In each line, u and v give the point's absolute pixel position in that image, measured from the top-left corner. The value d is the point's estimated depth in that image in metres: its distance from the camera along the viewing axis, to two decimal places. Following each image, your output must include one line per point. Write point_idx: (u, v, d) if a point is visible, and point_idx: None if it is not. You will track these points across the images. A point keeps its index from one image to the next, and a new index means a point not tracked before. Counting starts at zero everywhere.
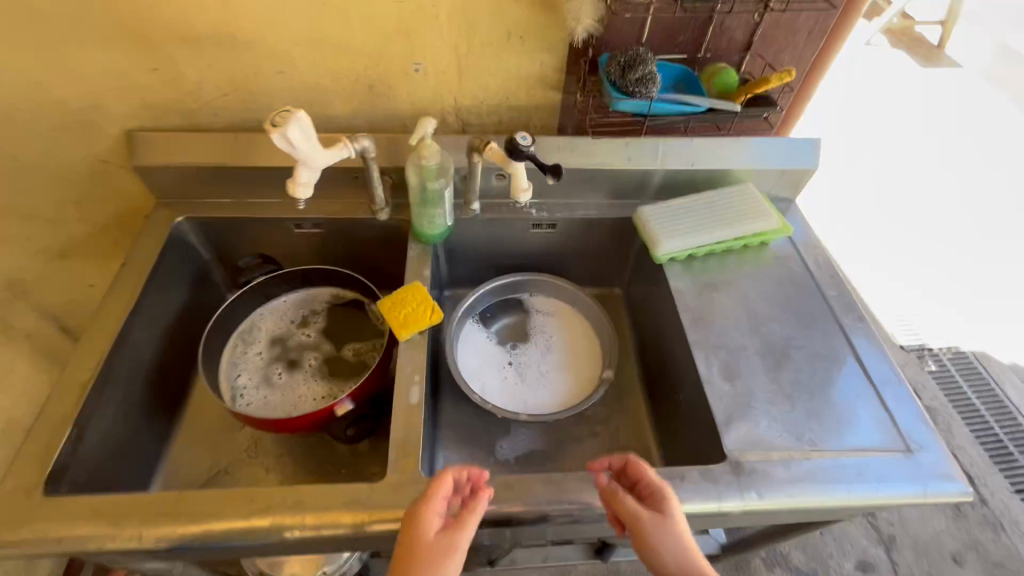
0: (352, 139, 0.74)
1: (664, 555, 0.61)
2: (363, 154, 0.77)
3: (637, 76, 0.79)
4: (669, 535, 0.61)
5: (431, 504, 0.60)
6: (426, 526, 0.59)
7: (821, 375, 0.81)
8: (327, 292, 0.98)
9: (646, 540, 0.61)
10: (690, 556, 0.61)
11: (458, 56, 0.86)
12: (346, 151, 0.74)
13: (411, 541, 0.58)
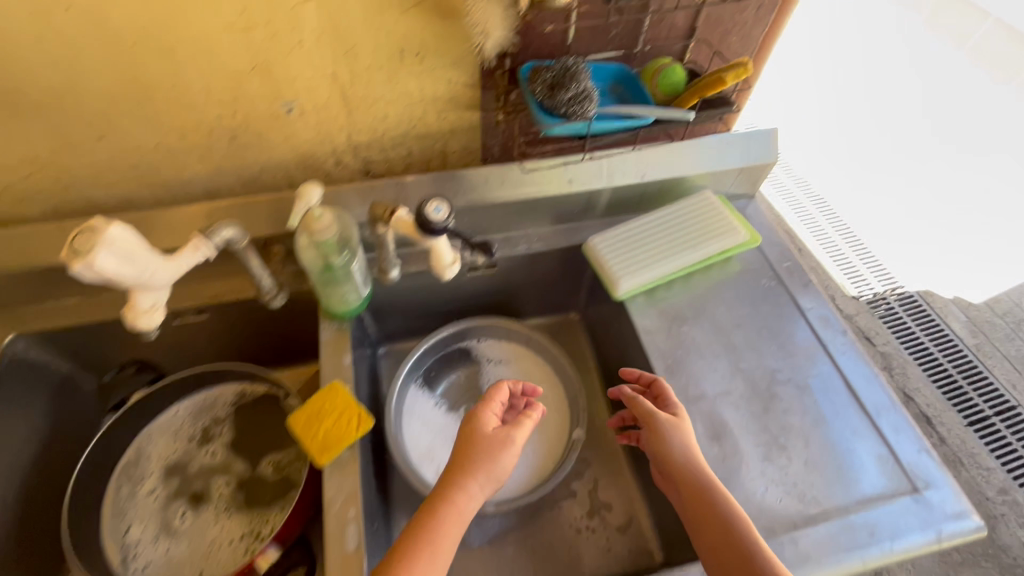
0: (207, 234, 0.55)
1: (674, 445, 0.66)
2: (230, 245, 0.58)
3: (570, 95, 0.64)
4: (679, 430, 0.67)
5: (485, 412, 0.69)
6: (483, 421, 0.68)
7: (814, 415, 0.72)
8: (230, 392, 0.80)
9: (656, 431, 0.68)
10: (694, 454, 0.66)
11: (340, 87, 0.67)
12: (203, 252, 0.56)
13: (469, 432, 0.66)
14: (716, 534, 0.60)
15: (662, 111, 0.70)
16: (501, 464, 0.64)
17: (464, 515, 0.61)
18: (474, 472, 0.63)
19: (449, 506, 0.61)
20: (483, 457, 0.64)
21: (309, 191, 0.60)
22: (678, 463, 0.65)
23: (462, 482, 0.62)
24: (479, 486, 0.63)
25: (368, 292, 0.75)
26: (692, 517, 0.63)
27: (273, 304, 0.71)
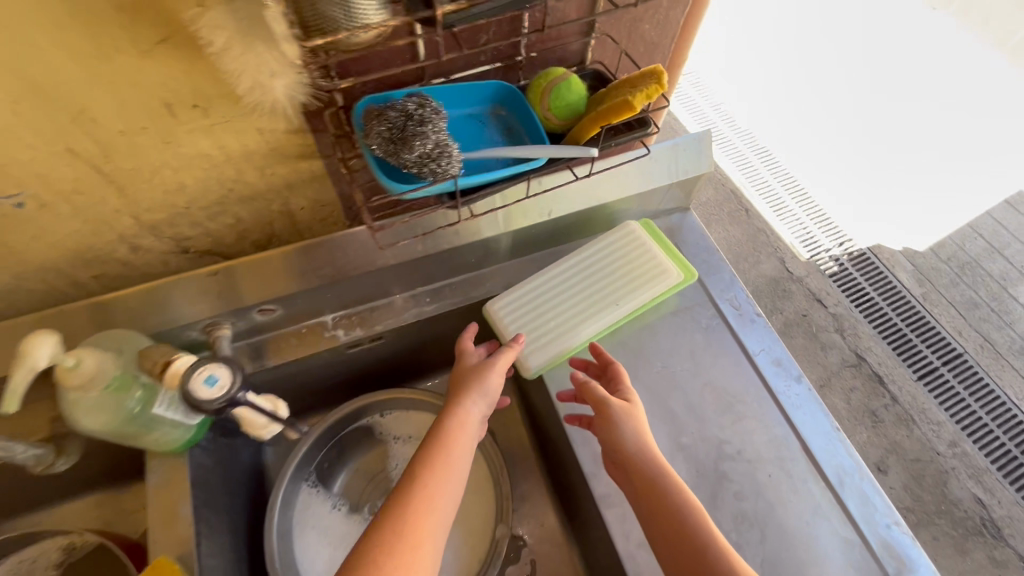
0: None
1: (626, 432, 0.58)
2: None
3: (418, 153, 0.45)
4: (632, 417, 0.59)
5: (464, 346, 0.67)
6: (468, 355, 0.66)
7: (769, 494, 0.61)
8: (53, 549, 0.62)
9: (608, 417, 0.59)
10: (647, 442, 0.58)
11: (90, 164, 0.46)
12: None
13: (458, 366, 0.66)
14: (669, 533, 0.53)
15: (558, 150, 0.52)
16: (492, 386, 0.63)
17: (471, 428, 0.60)
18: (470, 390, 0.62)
19: (456, 423, 0.60)
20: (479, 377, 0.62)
21: (36, 348, 0.43)
22: (629, 454, 0.57)
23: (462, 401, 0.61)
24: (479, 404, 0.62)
25: (202, 420, 0.55)
26: (643, 514, 0.55)
27: (54, 470, 0.57)
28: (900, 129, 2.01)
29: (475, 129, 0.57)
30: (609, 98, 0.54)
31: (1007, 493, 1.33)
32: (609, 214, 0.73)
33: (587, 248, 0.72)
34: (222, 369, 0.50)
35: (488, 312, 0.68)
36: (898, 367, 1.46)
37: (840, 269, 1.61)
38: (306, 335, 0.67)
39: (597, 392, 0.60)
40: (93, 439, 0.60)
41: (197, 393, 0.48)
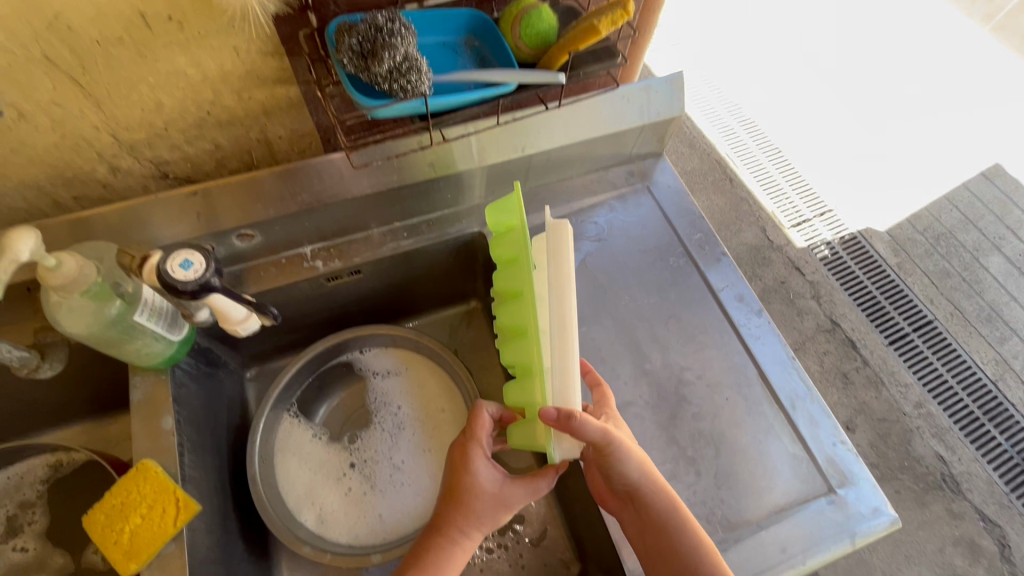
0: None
1: (629, 468, 0.54)
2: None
3: (389, 67, 0.47)
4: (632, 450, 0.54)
5: (482, 462, 0.58)
6: (479, 473, 0.58)
7: (726, 416, 0.64)
8: (39, 466, 0.64)
9: (611, 456, 0.53)
10: (646, 469, 0.55)
11: (67, 74, 0.48)
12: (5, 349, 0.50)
13: (468, 484, 0.58)
14: (665, 559, 0.54)
15: (527, 75, 0.54)
16: (498, 521, 0.59)
17: (469, 553, 0.59)
18: (481, 523, 0.58)
19: (460, 553, 0.58)
20: (493, 519, 0.59)
21: (17, 241, 0.42)
22: (630, 485, 0.55)
23: (474, 535, 0.59)
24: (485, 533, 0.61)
25: (183, 336, 0.58)
26: (645, 542, 0.56)
27: (40, 374, 0.54)
28: (884, 103, 2.03)
29: (448, 57, 0.59)
30: (575, 25, 0.55)
31: (967, 450, 1.38)
32: (582, 153, 0.75)
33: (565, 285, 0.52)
34: (196, 253, 0.50)
35: (550, 448, 0.52)
36: (871, 332, 1.50)
37: (833, 256, 1.61)
38: (284, 265, 0.69)
39: (597, 441, 0.51)
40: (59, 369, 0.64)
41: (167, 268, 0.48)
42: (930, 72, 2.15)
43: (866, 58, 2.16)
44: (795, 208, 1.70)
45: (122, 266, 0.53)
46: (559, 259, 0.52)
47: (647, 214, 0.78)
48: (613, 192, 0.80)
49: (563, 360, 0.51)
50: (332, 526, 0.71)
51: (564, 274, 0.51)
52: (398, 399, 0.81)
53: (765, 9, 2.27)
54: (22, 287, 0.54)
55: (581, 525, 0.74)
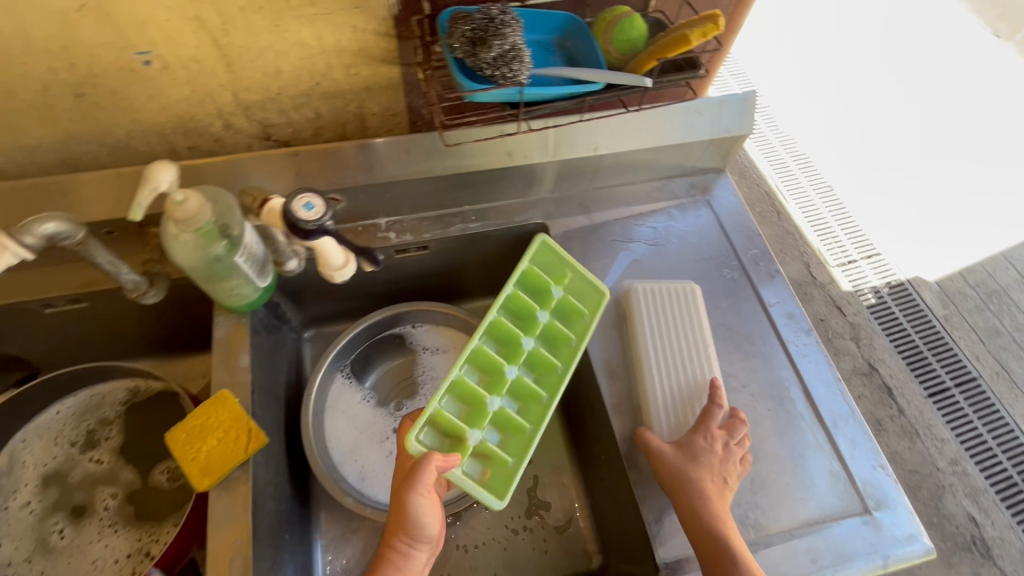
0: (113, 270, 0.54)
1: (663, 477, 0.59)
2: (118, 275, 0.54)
3: (495, 54, 0.51)
4: (674, 465, 0.59)
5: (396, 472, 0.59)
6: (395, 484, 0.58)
7: (766, 426, 0.66)
8: (120, 390, 0.71)
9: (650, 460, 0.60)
10: (683, 483, 0.57)
11: (211, 35, 0.54)
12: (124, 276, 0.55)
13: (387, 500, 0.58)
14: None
15: (615, 76, 0.57)
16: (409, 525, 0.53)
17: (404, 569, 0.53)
18: (392, 529, 0.54)
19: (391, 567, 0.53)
20: (406, 521, 0.52)
21: (160, 172, 0.47)
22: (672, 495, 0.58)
23: (398, 544, 0.53)
24: (423, 545, 0.54)
25: (267, 284, 0.63)
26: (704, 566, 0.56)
27: (146, 300, 0.58)
28: (946, 154, 2.00)
29: (541, 55, 0.63)
30: (665, 34, 0.58)
31: (1001, 515, 1.33)
32: (648, 159, 0.78)
33: (637, 329, 0.69)
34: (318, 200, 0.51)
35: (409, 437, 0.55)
36: (910, 381, 1.46)
37: (879, 300, 1.57)
38: (360, 233, 0.74)
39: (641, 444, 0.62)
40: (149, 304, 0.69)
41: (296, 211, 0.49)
42: (995, 127, 2.11)
43: (931, 108, 2.13)
44: (845, 251, 1.65)
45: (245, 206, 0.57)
46: (631, 307, 0.70)
47: (705, 226, 0.80)
48: (674, 201, 0.82)
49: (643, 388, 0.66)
50: (370, 484, 0.75)
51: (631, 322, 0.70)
52: (443, 376, 0.85)
53: (830, 49, 2.27)
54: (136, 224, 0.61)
55: (608, 518, 0.75)
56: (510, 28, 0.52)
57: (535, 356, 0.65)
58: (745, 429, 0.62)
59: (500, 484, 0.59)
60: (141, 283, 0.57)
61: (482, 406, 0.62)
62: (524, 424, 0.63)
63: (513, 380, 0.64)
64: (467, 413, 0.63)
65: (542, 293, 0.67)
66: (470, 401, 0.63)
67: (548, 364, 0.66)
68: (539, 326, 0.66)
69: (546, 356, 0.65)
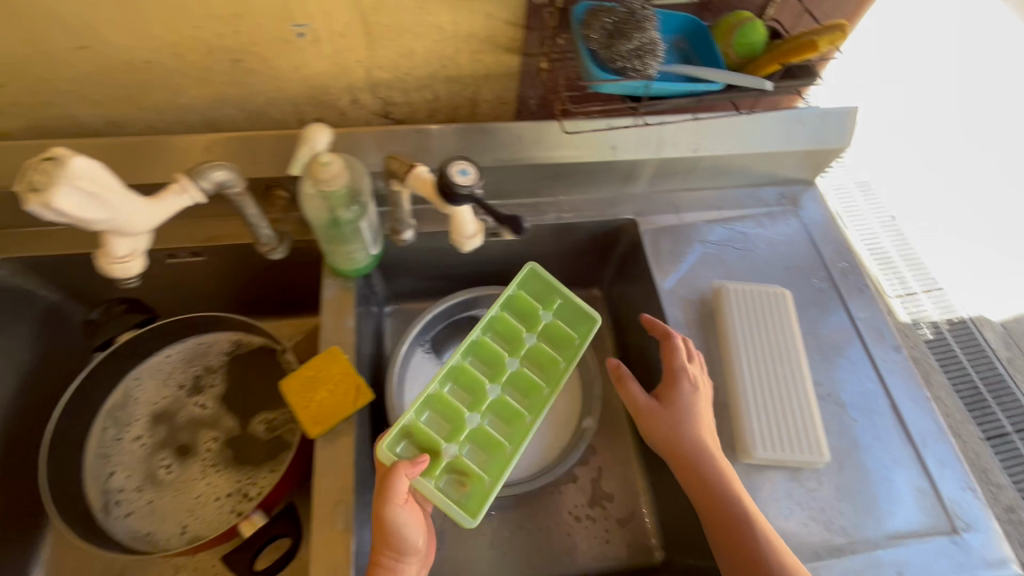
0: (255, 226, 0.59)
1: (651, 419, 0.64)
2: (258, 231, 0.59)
3: (629, 48, 0.54)
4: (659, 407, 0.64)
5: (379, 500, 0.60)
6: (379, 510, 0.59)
7: (852, 436, 0.65)
8: (224, 340, 0.75)
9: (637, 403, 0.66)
10: (674, 425, 0.62)
11: (362, 13, 0.57)
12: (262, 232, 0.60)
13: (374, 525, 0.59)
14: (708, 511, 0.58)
15: (736, 77, 0.59)
16: (391, 541, 0.54)
17: None
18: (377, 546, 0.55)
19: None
20: (388, 535, 0.54)
21: (318, 134, 0.52)
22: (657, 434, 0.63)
23: (384, 561, 0.54)
24: (410, 556, 0.55)
25: (379, 252, 0.67)
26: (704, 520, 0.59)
27: (274, 255, 0.63)
28: None
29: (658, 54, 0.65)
30: (790, 39, 0.60)
31: None
32: (744, 164, 0.79)
33: (727, 334, 0.69)
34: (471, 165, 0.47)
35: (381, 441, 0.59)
36: None
37: None
38: None
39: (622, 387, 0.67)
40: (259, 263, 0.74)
41: (445, 172, 0.46)
42: None
43: None
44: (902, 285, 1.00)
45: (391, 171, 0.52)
46: (721, 313, 0.71)
47: (794, 235, 0.81)
48: (764, 209, 0.83)
49: (734, 392, 0.66)
50: None
51: (722, 327, 0.70)
52: None
53: None
54: (264, 184, 0.65)
55: (675, 515, 0.76)
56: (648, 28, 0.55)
57: (519, 378, 0.69)
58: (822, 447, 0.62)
59: (474, 501, 0.60)
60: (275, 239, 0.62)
61: (461, 422, 0.66)
62: (503, 442, 0.65)
63: (493, 399, 0.68)
64: (447, 431, 0.66)
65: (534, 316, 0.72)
66: (449, 418, 0.67)
67: (534, 386, 0.69)
68: (524, 348, 0.71)
69: (530, 378, 0.69)
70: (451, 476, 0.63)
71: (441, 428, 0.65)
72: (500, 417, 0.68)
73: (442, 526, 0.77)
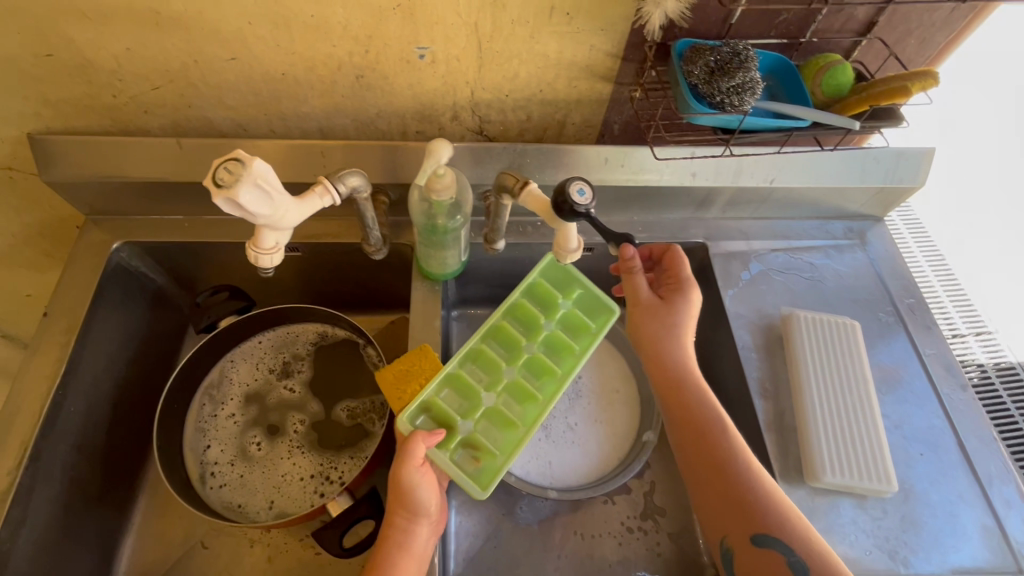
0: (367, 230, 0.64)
1: (649, 324, 0.68)
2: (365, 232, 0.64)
3: (730, 84, 0.58)
4: (658, 312, 0.67)
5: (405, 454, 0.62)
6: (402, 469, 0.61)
7: (917, 470, 0.67)
8: (311, 331, 0.80)
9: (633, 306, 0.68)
10: (674, 334, 0.67)
11: (479, 39, 0.62)
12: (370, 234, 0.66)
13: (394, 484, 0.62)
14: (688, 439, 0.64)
15: (826, 116, 0.62)
16: (408, 503, 0.57)
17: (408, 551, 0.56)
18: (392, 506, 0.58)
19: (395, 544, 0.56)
20: (402, 497, 0.57)
21: (440, 150, 0.55)
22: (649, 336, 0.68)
23: (398, 520, 0.57)
24: (424, 520, 0.58)
25: (466, 259, 0.72)
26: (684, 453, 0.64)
27: (376, 256, 0.68)
28: None
29: None
30: (879, 82, 0.62)
31: None
32: (815, 198, 0.81)
33: (797, 361, 0.72)
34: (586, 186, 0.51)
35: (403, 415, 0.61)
36: None
37: None
38: (537, 228, 0.82)
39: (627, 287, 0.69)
40: (350, 261, 0.79)
41: (565, 189, 0.50)
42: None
43: None
44: (945, 316, 0.84)
45: (504, 186, 0.57)
46: (790, 339, 0.73)
47: (861, 269, 0.83)
48: (831, 241, 0.85)
49: (803, 417, 0.67)
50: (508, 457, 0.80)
51: (792, 353, 0.72)
52: (580, 370, 0.90)
53: None
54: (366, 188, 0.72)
55: None
56: (749, 65, 0.59)
57: (534, 362, 0.70)
58: (889, 478, 0.63)
59: (488, 476, 0.62)
60: (378, 241, 0.67)
61: (476, 400, 0.68)
62: (517, 422, 0.66)
63: (508, 381, 0.69)
64: (463, 408, 0.68)
65: (552, 301, 0.73)
66: (466, 396, 0.68)
67: (550, 369, 0.70)
68: (541, 333, 0.72)
69: (548, 362, 0.70)
70: (465, 451, 0.65)
71: (458, 405, 0.67)
72: (516, 399, 0.70)
73: (499, 525, 0.79)
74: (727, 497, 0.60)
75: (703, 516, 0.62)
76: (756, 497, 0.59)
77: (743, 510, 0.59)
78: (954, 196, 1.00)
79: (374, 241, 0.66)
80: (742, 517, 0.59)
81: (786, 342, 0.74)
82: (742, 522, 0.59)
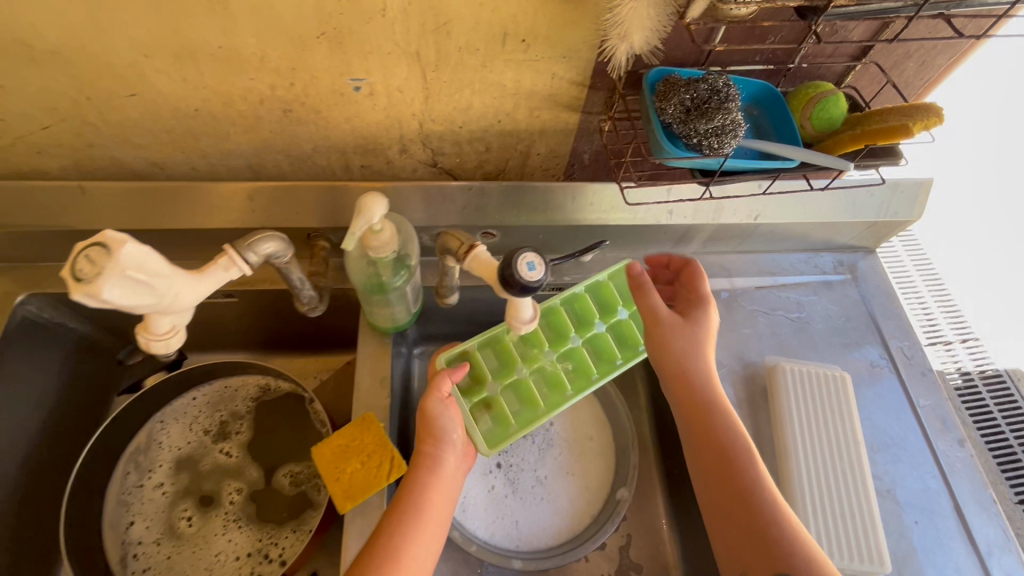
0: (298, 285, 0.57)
1: (675, 344, 0.60)
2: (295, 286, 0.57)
3: (708, 125, 0.51)
4: (682, 330, 0.61)
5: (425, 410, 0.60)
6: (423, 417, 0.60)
7: (911, 540, 0.61)
8: (252, 384, 0.73)
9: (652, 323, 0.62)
10: (696, 352, 0.60)
11: (423, 69, 0.54)
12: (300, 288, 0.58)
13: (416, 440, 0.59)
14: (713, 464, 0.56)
15: (817, 157, 0.55)
16: (438, 437, 0.56)
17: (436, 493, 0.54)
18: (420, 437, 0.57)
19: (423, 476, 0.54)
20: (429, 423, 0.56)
21: (372, 206, 0.47)
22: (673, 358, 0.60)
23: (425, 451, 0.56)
24: (451, 448, 0.57)
25: (418, 309, 0.65)
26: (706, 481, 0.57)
27: (314, 313, 0.62)
28: None
29: None
30: (872, 117, 0.55)
31: None
32: (804, 231, 0.75)
33: (781, 422, 0.66)
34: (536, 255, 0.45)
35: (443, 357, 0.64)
36: None
37: None
38: None
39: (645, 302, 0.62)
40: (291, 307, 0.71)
41: (513, 259, 0.44)
42: None
43: None
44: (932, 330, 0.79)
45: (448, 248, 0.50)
46: (774, 397, 0.67)
47: (853, 307, 0.76)
48: (820, 276, 0.78)
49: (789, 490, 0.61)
50: (471, 517, 0.73)
51: (777, 414, 0.66)
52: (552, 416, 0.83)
53: None
54: (303, 231, 0.64)
55: None
56: (730, 102, 0.51)
57: (577, 355, 0.68)
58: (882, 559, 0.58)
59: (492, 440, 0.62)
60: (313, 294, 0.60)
61: (512, 368, 0.68)
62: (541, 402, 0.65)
63: (548, 363, 0.68)
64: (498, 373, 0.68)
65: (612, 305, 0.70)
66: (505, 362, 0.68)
67: (587, 368, 0.67)
68: (591, 331, 0.69)
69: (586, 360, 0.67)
70: (484, 410, 0.66)
71: (496, 365, 0.68)
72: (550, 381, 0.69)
73: None
74: (750, 527, 0.52)
75: (720, 551, 0.54)
76: (782, 532, 0.51)
77: (764, 543, 0.51)
78: (952, 220, 0.94)
79: (309, 295, 0.59)
80: (765, 553, 0.51)
81: (770, 400, 0.67)
82: (766, 557, 0.51)
